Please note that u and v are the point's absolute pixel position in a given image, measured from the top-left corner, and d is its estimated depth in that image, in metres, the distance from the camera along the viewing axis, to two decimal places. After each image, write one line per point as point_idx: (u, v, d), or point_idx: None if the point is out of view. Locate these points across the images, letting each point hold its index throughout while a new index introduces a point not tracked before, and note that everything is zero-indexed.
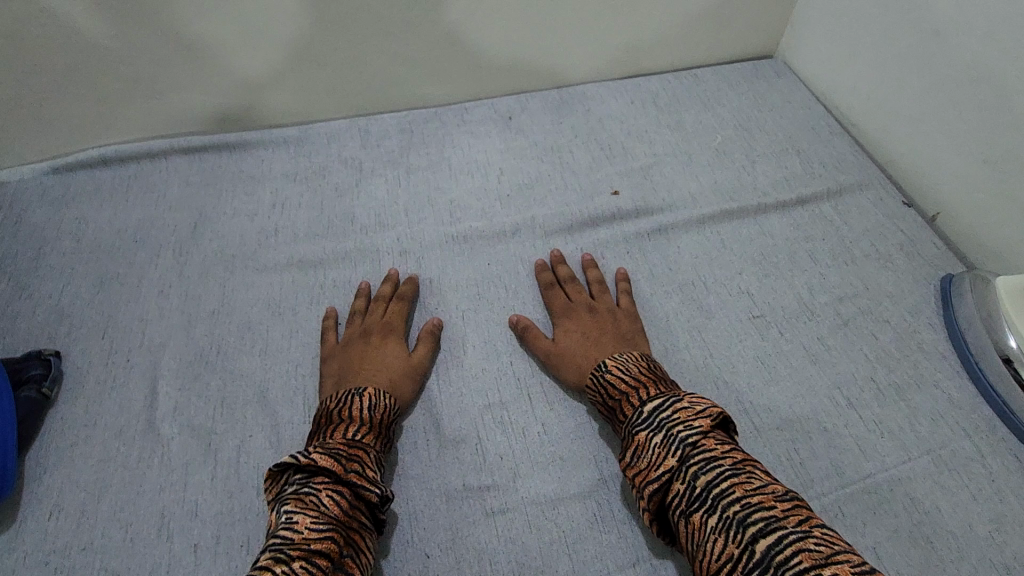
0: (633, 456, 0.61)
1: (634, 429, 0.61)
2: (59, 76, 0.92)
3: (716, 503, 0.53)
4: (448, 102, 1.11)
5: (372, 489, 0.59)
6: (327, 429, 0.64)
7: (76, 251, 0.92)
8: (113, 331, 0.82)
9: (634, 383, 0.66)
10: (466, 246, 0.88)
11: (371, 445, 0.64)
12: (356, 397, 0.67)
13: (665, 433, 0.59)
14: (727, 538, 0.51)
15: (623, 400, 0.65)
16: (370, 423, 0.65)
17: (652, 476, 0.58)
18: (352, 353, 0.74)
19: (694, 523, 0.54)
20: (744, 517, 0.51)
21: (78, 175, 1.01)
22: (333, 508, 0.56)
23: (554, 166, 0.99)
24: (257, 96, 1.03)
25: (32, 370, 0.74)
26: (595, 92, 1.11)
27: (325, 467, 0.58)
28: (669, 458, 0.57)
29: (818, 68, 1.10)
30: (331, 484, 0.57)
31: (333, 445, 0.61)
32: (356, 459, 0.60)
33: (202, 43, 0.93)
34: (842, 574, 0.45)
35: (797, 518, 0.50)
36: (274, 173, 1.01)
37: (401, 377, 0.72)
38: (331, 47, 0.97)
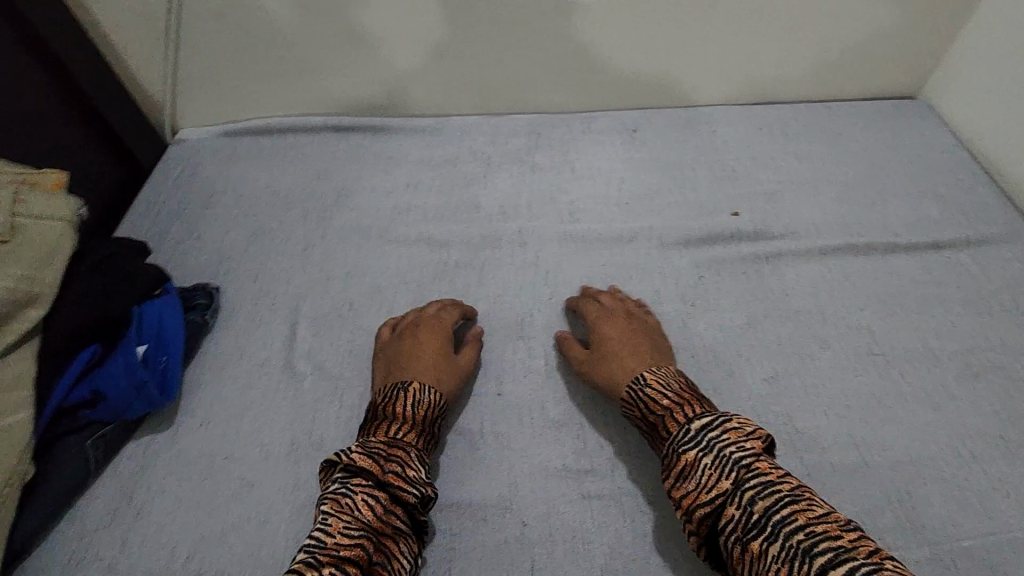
0: (679, 477, 0.59)
1: (681, 448, 0.60)
2: (247, 54, 1.06)
3: (776, 530, 0.51)
4: (576, 110, 1.16)
5: (409, 490, 0.60)
6: (373, 423, 0.67)
7: (237, 205, 1.04)
8: (263, 277, 0.92)
9: (677, 399, 0.64)
10: (583, 246, 0.92)
11: (412, 443, 0.65)
12: (402, 392, 0.68)
13: (715, 454, 0.57)
14: (791, 569, 0.48)
15: (661, 423, 0.64)
16: (410, 420, 0.66)
17: (703, 500, 0.56)
18: (404, 343, 0.76)
19: (752, 552, 0.51)
20: (810, 547, 0.49)
21: (246, 140, 1.15)
22: (367, 512, 0.57)
23: (675, 180, 1.01)
24: (404, 87, 1.12)
25: (199, 298, 0.86)
26: (722, 115, 1.12)
27: (364, 467, 0.60)
28: (721, 481, 0.56)
29: (970, 112, 1.05)
30: (370, 485, 0.59)
31: (373, 445, 0.62)
32: (395, 459, 0.61)
33: (367, 35, 1.04)
34: None
35: (867, 549, 0.47)
36: (411, 157, 1.10)
37: (449, 367, 0.74)
38: (477, 47, 1.04)
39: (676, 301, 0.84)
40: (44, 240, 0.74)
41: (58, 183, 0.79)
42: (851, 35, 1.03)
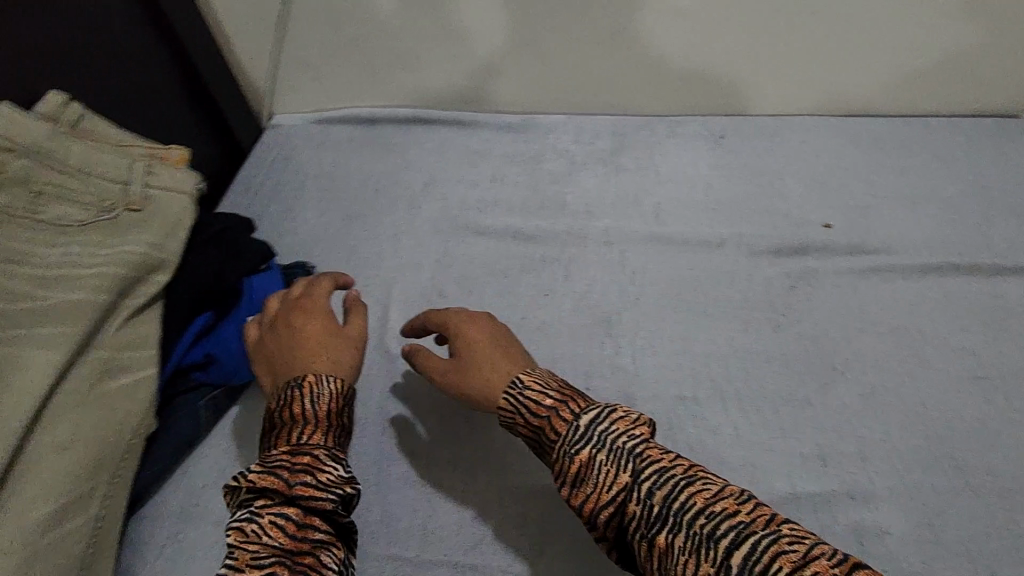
0: (574, 484, 0.56)
1: (569, 450, 0.56)
2: (350, 45, 1.11)
3: (679, 519, 0.50)
4: (664, 113, 1.14)
5: (325, 496, 0.56)
6: (275, 433, 0.62)
7: (330, 190, 1.09)
8: (355, 260, 0.96)
9: (560, 397, 0.60)
10: (670, 249, 0.92)
11: (321, 444, 0.60)
12: (295, 391, 0.64)
13: (608, 447, 0.55)
14: (699, 558, 0.48)
15: (542, 428, 0.60)
16: (315, 418, 0.62)
17: (606, 499, 0.54)
18: (279, 336, 0.70)
19: (660, 546, 0.51)
20: (713, 530, 0.48)
21: (337, 129, 1.19)
22: (276, 535, 0.53)
23: (765, 188, 1.00)
24: (494, 82, 1.14)
25: (299, 275, 0.90)
26: (815, 125, 1.09)
27: (268, 486, 0.56)
28: (620, 476, 0.54)
29: None
30: (276, 503, 0.55)
31: (274, 458, 0.58)
32: (302, 468, 0.57)
33: (467, 35, 1.08)
34: (820, 572, 0.43)
35: (763, 518, 0.48)
36: (496, 152, 1.12)
37: (343, 347, 0.70)
38: (570, 51, 1.08)
39: (767, 309, 0.83)
40: (166, 212, 0.78)
41: (181, 159, 0.83)
42: (904, 41, 1.02)
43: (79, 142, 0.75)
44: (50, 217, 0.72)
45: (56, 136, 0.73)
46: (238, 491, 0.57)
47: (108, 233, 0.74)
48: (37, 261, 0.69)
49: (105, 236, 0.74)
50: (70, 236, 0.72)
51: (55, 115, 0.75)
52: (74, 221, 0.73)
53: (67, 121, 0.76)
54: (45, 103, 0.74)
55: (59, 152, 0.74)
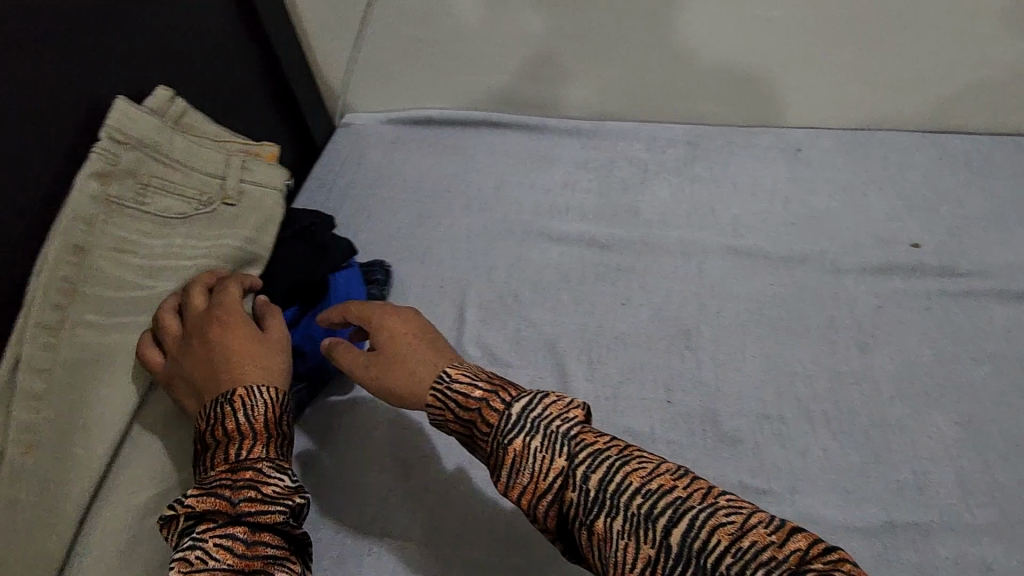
0: (512, 474, 0.55)
1: (503, 441, 0.55)
2: (423, 51, 1.11)
3: (615, 502, 0.51)
4: (738, 122, 1.12)
5: (271, 509, 0.54)
6: (208, 454, 0.59)
7: (402, 189, 1.10)
8: (429, 260, 0.97)
9: (488, 389, 0.60)
10: (749, 263, 0.90)
11: (263, 456, 0.58)
12: (226, 407, 0.59)
13: (543, 432, 0.55)
14: (637, 540, 0.49)
15: (475, 425, 0.58)
16: (254, 431, 0.58)
17: (543, 488, 0.54)
18: (195, 352, 0.64)
19: (599, 532, 0.51)
20: (650, 509, 0.49)
21: (407, 130, 1.20)
22: (223, 557, 0.51)
23: (847, 205, 0.97)
24: (566, 89, 1.12)
25: (377, 274, 0.91)
26: (896, 140, 1.06)
27: (210, 509, 0.54)
28: (555, 461, 0.53)
29: None
30: (219, 525, 0.53)
31: (213, 478, 0.56)
32: (244, 483, 0.55)
33: (541, 41, 1.05)
34: (758, 542, 0.45)
35: (700, 492, 0.50)
36: (567, 157, 1.12)
37: (272, 350, 0.65)
38: (648, 60, 1.04)
39: (854, 329, 0.81)
40: (259, 209, 0.81)
41: (272, 157, 0.86)
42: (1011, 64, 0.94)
43: (183, 137, 0.77)
44: (154, 209, 0.74)
45: (162, 131, 0.75)
46: (177, 518, 0.55)
47: (207, 227, 0.77)
48: (142, 252, 0.72)
49: (203, 229, 0.77)
50: (172, 228, 0.75)
51: (163, 112, 0.78)
52: (175, 214, 0.75)
53: (173, 117, 0.79)
54: (154, 100, 0.77)
55: (164, 147, 0.75)
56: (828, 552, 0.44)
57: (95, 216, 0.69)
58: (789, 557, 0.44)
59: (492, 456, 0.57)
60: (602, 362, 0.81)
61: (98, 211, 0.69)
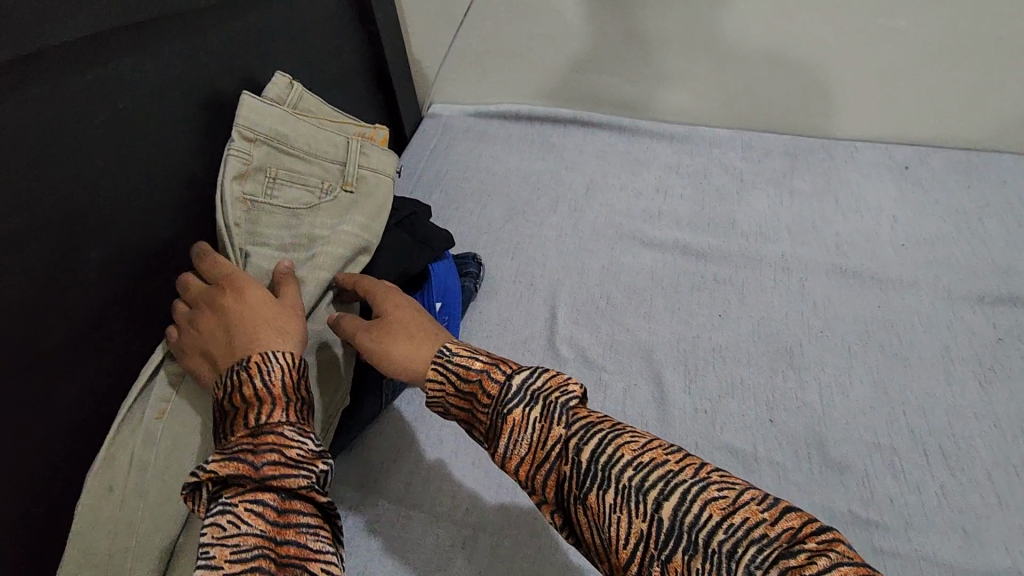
0: (507, 444, 0.48)
1: (501, 410, 0.48)
2: (521, 44, 1.11)
3: (608, 475, 0.43)
4: (838, 137, 1.09)
5: (296, 474, 0.48)
6: (226, 422, 0.52)
7: (490, 183, 1.10)
8: (519, 256, 0.97)
9: (485, 363, 0.52)
10: (856, 283, 0.87)
11: (283, 420, 0.51)
12: (241, 374, 0.53)
13: (542, 402, 0.47)
14: (630, 515, 0.42)
15: (470, 400, 0.52)
16: (272, 397, 0.52)
17: (540, 459, 0.47)
18: (209, 322, 0.60)
19: (592, 507, 0.43)
20: (642, 482, 0.42)
21: (495, 123, 1.21)
22: (254, 521, 0.46)
23: (963, 230, 0.93)
24: (662, 90, 1.11)
25: (471, 266, 0.91)
26: (1014, 163, 1.01)
27: (232, 473, 0.48)
28: (552, 431, 0.46)
29: None
30: (246, 489, 0.48)
31: (234, 444, 0.49)
32: (266, 446, 0.49)
33: (645, 38, 1.03)
34: (751, 518, 0.39)
35: (693, 466, 0.43)
36: (660, 162, 1.10)
37: (281, 313, 0.60)
38: (754, 65, 1.02)
39: (971, 361, 0.77)
40: (376, 194, 0.80)
41: (384, 141, 0.86)
42: None
43: (303, 121, 0.75)
44: (284, 201, 0.73)
45: (286, 120, 0.73)
46: (202, 486, 0.49)
47: (333, 213, 0.76)
48: (273, 241, 0.71)
49: (328, 217, 0.76)
50: (300, 218, 0.73)
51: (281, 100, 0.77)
52: (303, 203, 0.74)
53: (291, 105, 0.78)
54: (269, 88, 0.77)
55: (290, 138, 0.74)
56: (826, 530, 0.37)
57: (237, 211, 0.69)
58: (781, 535, 0.38)
59: (489, 427, 0.49)
60: (700, 374, 0.79)
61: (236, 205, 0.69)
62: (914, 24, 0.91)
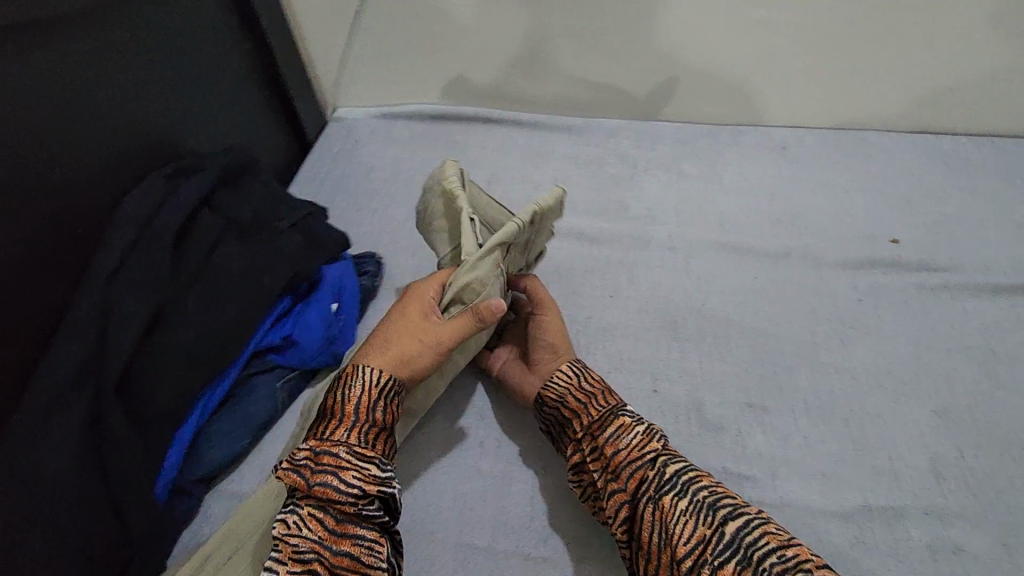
0: (614, 434, 0.64)
1: (620, 411, 0.65)
2: (417, 41, 1.12)
3: (688, 488, 0.58)
4: (722, 122, 1.15)
5: (343, 496, 0.56)
6: (317, 423, 0.63)
7: (394, 184, 1.11)
8: (421, 252, 0.98)
9: (599, 387, 0.70)
10: (736, 256, 0.93)
11: (344, 440, 0.59)
12: (340, 381, 0.64)
13: (648, 426, 0.64)
14: (698, 521, 0.56)
15: (589, 399, 0.68)
16: (345, 414, 0.61)
17: (633, 457, 0.62)
18: (401, 324, 0.69)
19: (664, 506, 0.57)
20: (713, 502, 0.57)
21: (400, 124, 1.22)
22: (315, 528, 0.55)
23: (832, 202, 1.00)
24: (557, 83, 1.14)
25: (368, 265, 0.93)
26: (878, 140, 1.09)
27: (294, 483, 0.57)
28: (651, 443, 0.62)
29: None
30: (310, 500, 0.57)
31: (302, 455, 0.58)
32: (324, 466, 0.57)
33: (533, 33, 1.06)
34: (801, 552, 0.52)
35: (759, 509, 0.57)
36: (559, 154, 1.13)
37: (433, 350, 0.68)
38: (639, 54, 1.06)
39: (835, 321, 0.83)
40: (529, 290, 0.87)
41: None
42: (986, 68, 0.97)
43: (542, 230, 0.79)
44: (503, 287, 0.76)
45: (539, 231, 0.78)
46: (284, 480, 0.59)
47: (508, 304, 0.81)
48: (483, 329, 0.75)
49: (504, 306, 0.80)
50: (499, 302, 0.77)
51: (536, 200, 0.74)
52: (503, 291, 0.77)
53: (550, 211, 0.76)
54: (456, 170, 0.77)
55: (527, 233, 0.75)
56: None
57: (479, 283, 0.70)
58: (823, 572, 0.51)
59: (599, 418, 0.66)
60: (591, 353, 0.82)
61: (479, 278, 0.70)
62: (775, 12, 0.97)
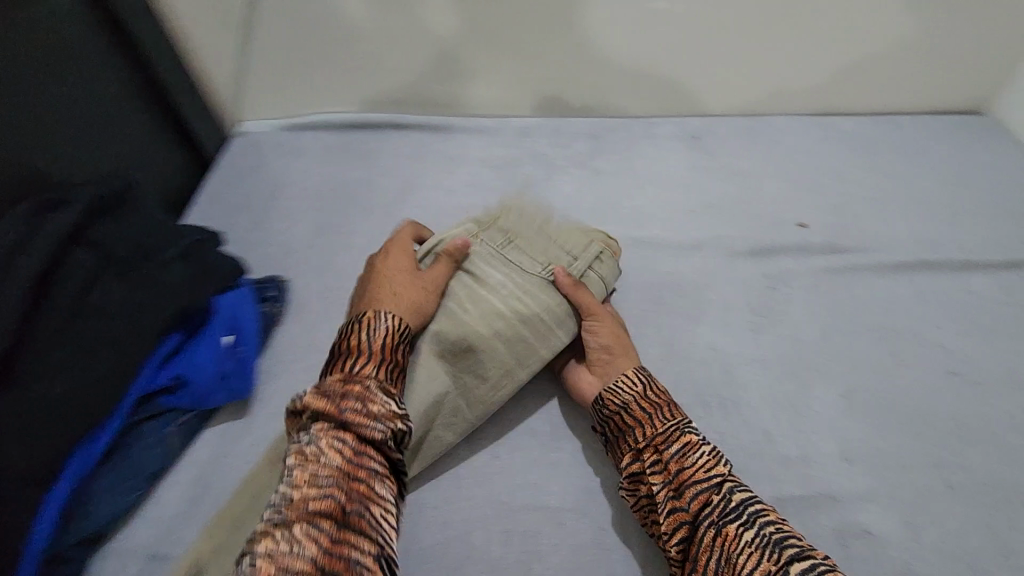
0: (680, 453, 0.64)
1: (686, 430, 0.66)
2: (317, 46, 1.07)
3: (753, 520, 0.59)
4: (635, 115, 1.14)
5: (371, 424, 0.54)
6: (331, 365, 0.61)
7: (302, 200, 1.06)
8: (330, 271, 0.94)
9: (667, 401, 0.70)
10: (650, 252, 0.92)
11: (371, 374, 0.59)
12: (357, 324, 0.64)
13: (714, 450, 0.65)
14: (761, 554, 0.56)
15: (655, 411, 0.68)
16: (370, 351, 0.62)
17: (699, 479, 0.62)
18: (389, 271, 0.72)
19: (729, 533, 0.58)
20: (778, 539, 0.57)
21: (307, 135, 1.16)
22: (337, 454, 0.52)
23: (742, 190, 1.01)
24: (465, 84, 1.11)
25: (270, 290, 0.88)
26: (785, 124, 1.11)
27: (322, 408, 0.54)
28: (716, 467, 0.63)
29: None
30: (331, 429, 0.54)
31: (328, 386, 0.57)
32: (353, 393, 0.56)
33: (434, 34, 1.04)
34: None
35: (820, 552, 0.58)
36: (474, 157, 1.10)
37: (421, 287, 0.71)
38: (544, 50, 1.05)
39: (747, 311, 0.84)
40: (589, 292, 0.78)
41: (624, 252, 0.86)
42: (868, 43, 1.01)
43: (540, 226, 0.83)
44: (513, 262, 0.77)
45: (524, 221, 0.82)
46: (297, 415, 0.56)
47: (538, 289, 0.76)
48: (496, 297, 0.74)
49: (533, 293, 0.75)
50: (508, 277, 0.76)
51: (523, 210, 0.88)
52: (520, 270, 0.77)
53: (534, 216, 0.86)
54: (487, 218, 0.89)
55: (511, 222, 0.82)
56: None
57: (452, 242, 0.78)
58: None
59: (665, 432, 0.66)
60: None
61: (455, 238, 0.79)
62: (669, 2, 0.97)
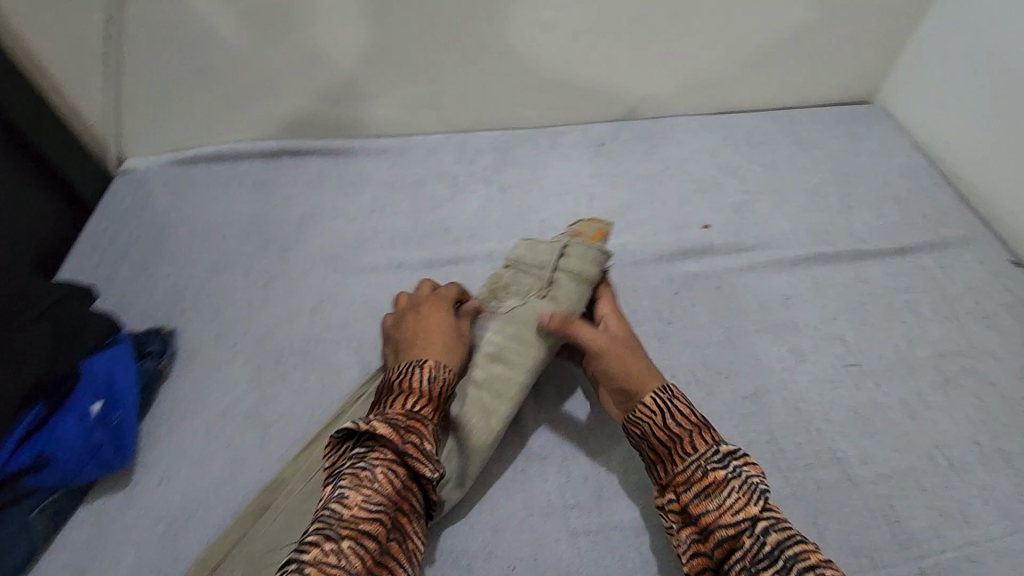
0: (701, 494, 0.57)
1: (711, 462, 0.58)
2: (195, 76, 0.99)
3: (789, 565, 0.51)
4: (540, 125, 1.13)
5: (423, 465, 0.58)
6: (387, 397, 0.63)
7: (192, 240, 0.99)
8: (222, 316, 0.88)
9: (700, 424, 0.61)
10: None
11: (426, 417, 0.62)
12: (417, 366, 0.65)
13: (746, 480, 0.57)
14: None
15: (676, 440, 0.61)
16: (428, 394, 0.63)
17: (725, 519, 0.55)
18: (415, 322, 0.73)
19: None
20: None
21: (197, 169, 1.09)
22: (389, 485, 0.56)
23: (647, 195, 1.00)
24: (362, 106, 1.07)
25: (153, 344, 0.81)
26: (687, 125, 1.12)
27: (384, 437, 0.57)
28: (750, 505, 0.55)
29: (938, 114, 1.08)
30: (387, 459, 0.57)
31: (392, 415, 0.59)
32: (413, 431, 0.59)
33: (322, 57, 0.98)
34: None
35: None
36: (376, 180, 1.06)
37: (454, 343, 0.70)
38: (439, 66, 1.01)
39: (654, 319, 0.83)
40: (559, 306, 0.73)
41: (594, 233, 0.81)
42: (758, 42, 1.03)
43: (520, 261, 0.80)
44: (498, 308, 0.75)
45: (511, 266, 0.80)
46: (353, 437, 0.59)
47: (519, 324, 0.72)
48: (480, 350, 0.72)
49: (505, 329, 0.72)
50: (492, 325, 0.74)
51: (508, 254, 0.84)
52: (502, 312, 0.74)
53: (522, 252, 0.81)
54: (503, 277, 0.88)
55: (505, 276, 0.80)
56: None
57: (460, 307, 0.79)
58: None
59: (688, 465, 0.59)
60: None
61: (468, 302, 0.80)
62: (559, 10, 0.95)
